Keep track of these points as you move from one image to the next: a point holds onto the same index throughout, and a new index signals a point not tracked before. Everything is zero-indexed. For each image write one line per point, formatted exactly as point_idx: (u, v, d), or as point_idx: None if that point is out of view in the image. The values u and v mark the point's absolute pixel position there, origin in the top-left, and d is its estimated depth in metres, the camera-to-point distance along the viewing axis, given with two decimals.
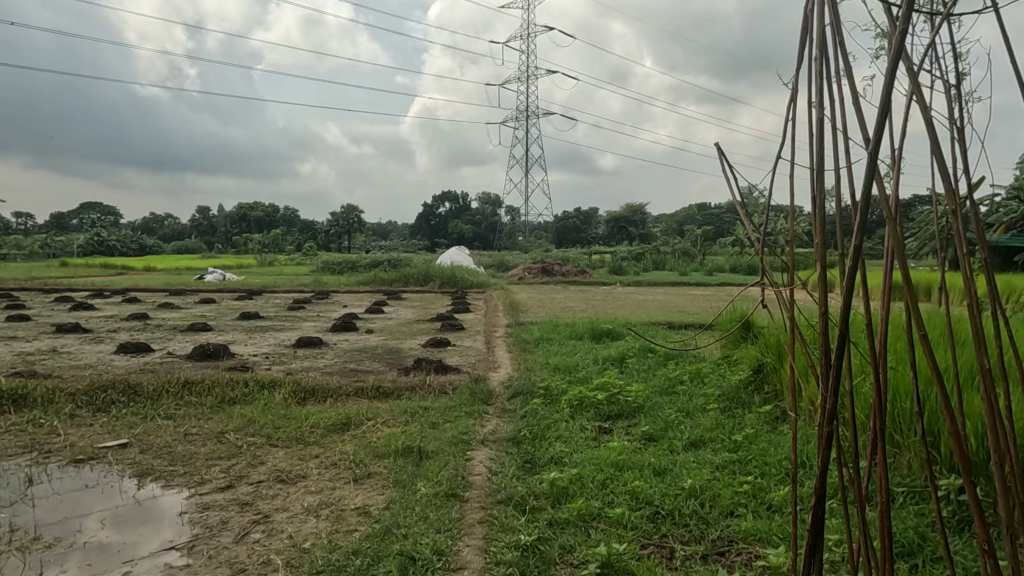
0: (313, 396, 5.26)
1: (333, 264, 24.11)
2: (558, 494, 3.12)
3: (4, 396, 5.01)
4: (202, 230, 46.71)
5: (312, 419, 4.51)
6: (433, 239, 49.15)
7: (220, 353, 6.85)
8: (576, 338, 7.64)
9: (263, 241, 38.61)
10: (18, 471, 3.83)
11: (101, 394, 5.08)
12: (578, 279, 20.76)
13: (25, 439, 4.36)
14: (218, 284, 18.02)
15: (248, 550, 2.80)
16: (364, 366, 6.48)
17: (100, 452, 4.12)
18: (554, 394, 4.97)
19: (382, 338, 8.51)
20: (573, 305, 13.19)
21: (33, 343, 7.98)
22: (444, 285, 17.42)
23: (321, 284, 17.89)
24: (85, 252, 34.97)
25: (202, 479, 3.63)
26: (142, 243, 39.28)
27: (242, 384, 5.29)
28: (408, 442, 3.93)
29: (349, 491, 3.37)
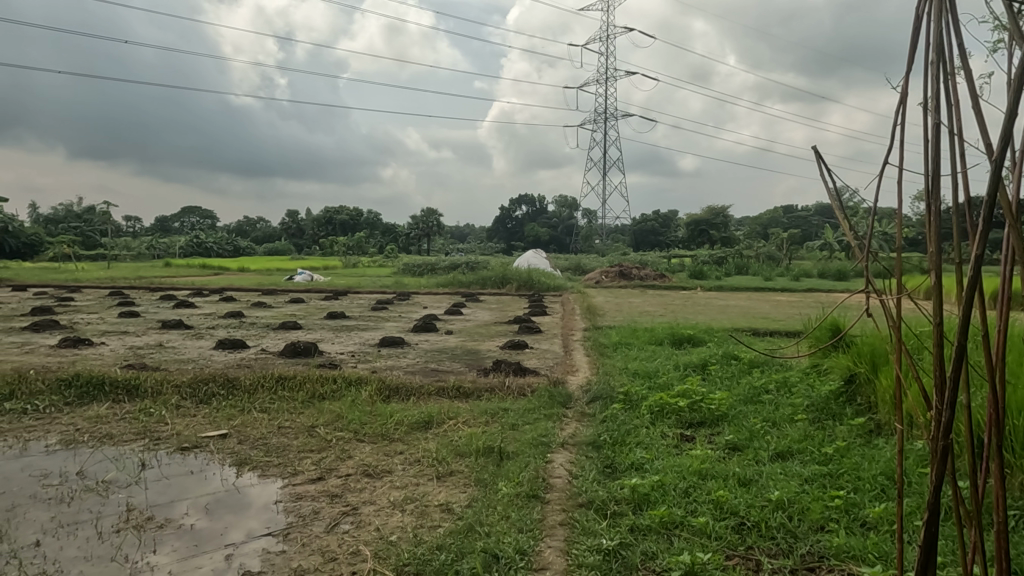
0: (396, 394, 5.43)
1: (413, 267, 24.74)
2: (640, 500, 3.10)
3: (119, 386, 5.44)
4: (291, 232, 49.06)
5: (397, 417, 4.66)
6: (510, 242, 49.53)
7: (309, 350, 7.16)
8: (655, 343, 7.53)
9: (347, 245, 40.05)
10: (132, 456, 4.15)
11: (204, 387, 5.42)
12: (656, 283, 20.41)
13: (138, 426, 4.72)
14: (307, 284, 18.88)
15: (338, 540, 2.93)
16: (444, 366, 6.62)
17: (203, 441, 4.41)
18: (634, 400, 4.92)
19: (460, 339, 8.65)
20: (652, 309, 12.99)
21: (143, 338, 8.60)
22: (520, 287, 17.55)
23: (402, 286, 18.40)
24: (185, 252, 37.48)
25: (295, 471, 3.82)
26: (236, 245, 41.62)
27: (331, 381, 5.53)
28: (488, 442, 4.01)
29: (432, 488, 3.47)
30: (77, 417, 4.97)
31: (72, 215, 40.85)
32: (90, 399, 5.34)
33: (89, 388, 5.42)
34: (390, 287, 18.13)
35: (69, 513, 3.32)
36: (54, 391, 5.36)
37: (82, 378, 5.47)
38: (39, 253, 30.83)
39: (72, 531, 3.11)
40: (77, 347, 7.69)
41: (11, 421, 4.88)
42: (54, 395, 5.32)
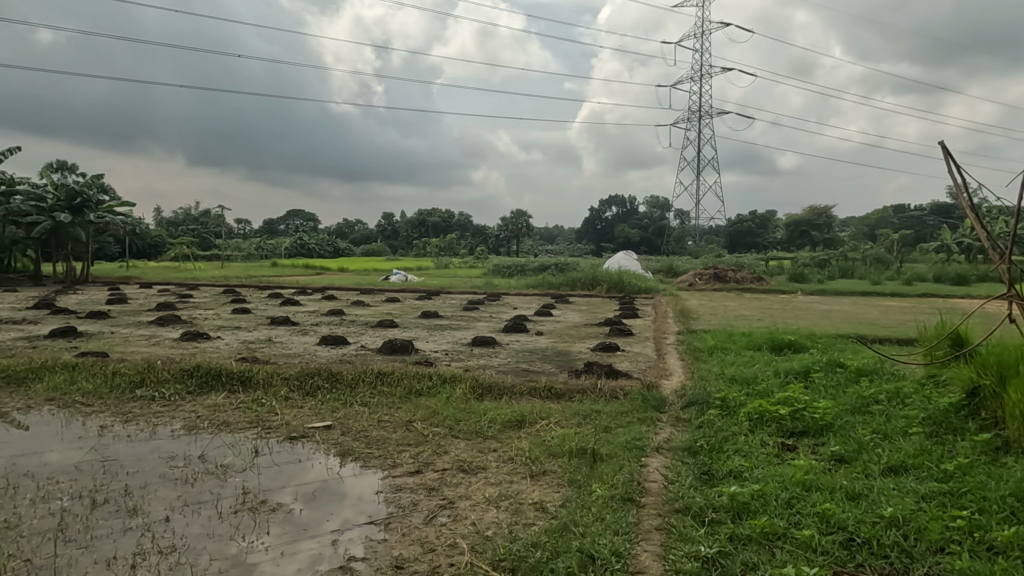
0: (490, 392, 5.53)
1: (504, 268, 25.07)
2: (739, 509, 3.00)
3: (235, 377, 5.86)
4: (387, 234, 50.88)
5: (491, 415, 4.75)
6: (599, 243, 49.16)
7: (406, 348, 7.41)
8: (753, 349, 7.25)
9: (439, 245, 41.06)
10: (247, 443, 4.45)
11: (309, 380, 5.74)
12: (752, 286, 19.67)
13: (252, 415, 5.06)
14: (402, 284, 19.56)
15: (436, 532, 3.03)
16: (536, 367, 6.67)
17: (309, 431, 4.67)
18: (732, 406, 4.77)
19: (552, 340, 8.69)
20: (748, 313, 12.53)
21: (255, 333, 9.18)
22: (611, 289, 17.39)
23: (493, 287, 18.69)
24: (290, 252, 39.67)
25: (395, 463, 3.98)
26: (336, 246, 43.61)
27: (427, 378, 5.71)
28: (581, 444, 4.00)
29: (526, 486, 3.51)
30: (198, 405, 5.38)
31: (192, 218, 44.16)
32: (209, 388, 5.77)
33: (208, 378, 5.85)
34: (481, 288, 18.43)
35: (193, 493, 3.61)
36: (178, 380, 5.83)
37: (203, 369, 5.91)
38: (162, 252, 33.51)
39: (196, 509, 3.38)
40: (197, 340, 8.32)
41: (142, 406, 5.34)
42: (178, 383, 5.78)
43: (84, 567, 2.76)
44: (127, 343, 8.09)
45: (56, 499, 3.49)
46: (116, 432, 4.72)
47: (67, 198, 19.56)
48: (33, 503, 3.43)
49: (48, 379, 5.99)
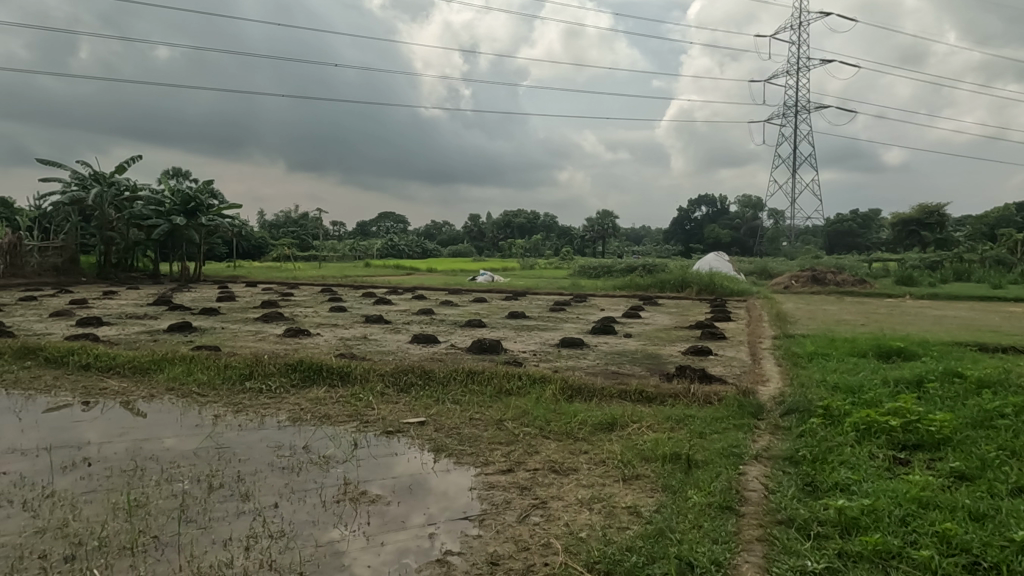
0: (579, 393, 5.51)
1: (590, 269, 24.94)
2: (848, 524, 2.85)
3: (334, 371, 6.13)
4: (474, 235, 51.80)
5: (581, 416, 4.73)
6: (688, 244, 48.02)
7: (495, 348, 7.50)
8: (858, 356, 6.85)
9: (525, 246, 41.35)
10: (347, 436, 4.64)
11: (404, 376, 5.92)
12: (854, 289, 18.64)
13: (351, 409, 5.28)
14: (488, 284, 19.84)
15: (530, 531, 3.06)
16: (625, 370, 6.59)
17: (404, 426, 4.81)
18: (835, 415, 4.52)
19: (640, 342, 8.57)
20: (851, 318, 11.89)
21: (351, 331, 9.57)
22: (701, 291, 16.95)
23: (579, 287, 18.64)
24: (381, 253, 41.13)
25: (487, 461, 4.04)
26: (425, 247, 44.79)
27: (517, 377, 5.77)
28: (675, 449, 3.92)
29: (619, 489, 3.48)
30: (300, 397, 5.67)
31: (291, 221, 46.59)
32: (311, 382, 6.07)
33: (310, 372, 6.15)
34: (568, 289, 18.43)
35: (298, 481, 3.80)
36: (282, 373, 6.16)
37: (305, 364, 6.22)
38: (265, 253, 35.53)
39: (301, 497, 3.56)
40: (298, 336, 8.76)
41: (250, 398, 5.68)
42: (282, 376, 6.11)
43: (203, 546, 2.96)
44: (236, 338, 8.63)
45: (178, 481, 3.77)
46: (228, 421, 5.04)
47: (182, 202, 21.07)
48: (159, 484, 3.72)
49: (168, 370, 6.48)
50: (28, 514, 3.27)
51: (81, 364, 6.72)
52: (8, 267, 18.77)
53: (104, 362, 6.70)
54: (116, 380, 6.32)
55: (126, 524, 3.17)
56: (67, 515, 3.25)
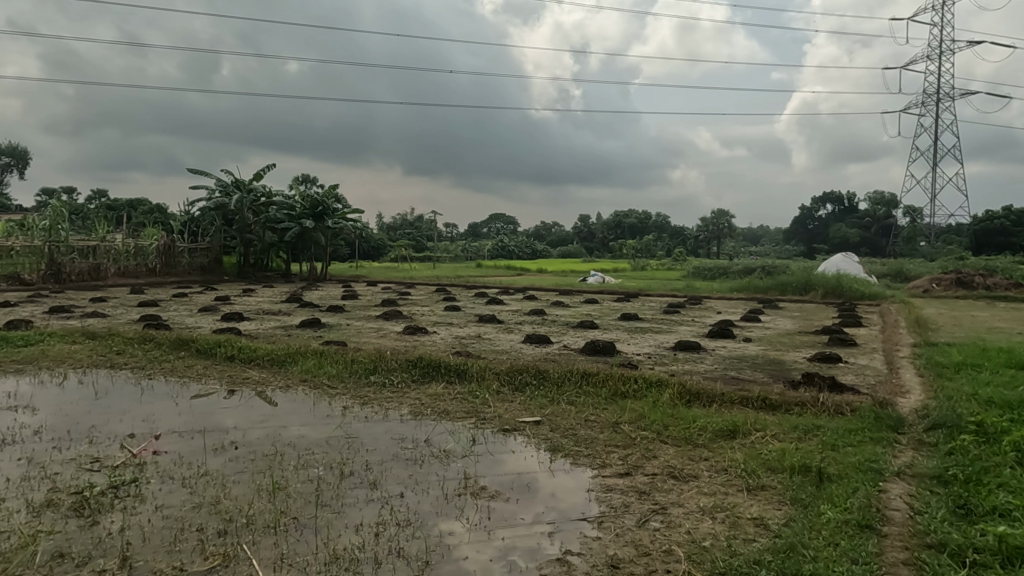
0: (698, 399, 5.35)
1: (705, 271, 24.14)
2: (1010, 552, 2.58)
3: (452, 368, 6.32)
4: (584, 236, 51.66)
5: (701, 422, 4.59)
6: (811, 244, 45.31)
7: (608, 350, 7.44)
8: (1016, 368, 6.18)
9: (636, 247, 40.73)
10: (465, 431, 4.78)
11: (518, 376, 6.01)
12: (1009, 293, 16.81)
13: (468, 406, 5.43)
14: (600, 285, 19.72)
15: (650, 536, 3.01)
16: (746, 375, 6.32)
17: (520, 425, 4.89)
18: (991, 432, 4.10)
19: (761, 348, 8.19)
20: (1005, 325, 10.72)
21: (466, 330, 9.82)
22: (827, 295, 15.95)
23: (693, 289, 18.11)
24: (492, 253, 41.99)
25: (604, 463, 4.02)
26: (535, 248, 45.22)
27: (632, 380, 5.69)
28: (804, 460, 3.72)
29: (744, 500, 3.35)
30: (421, 393, 5.90)
31: (408, 223, 48.63)
32: (430, 378, 6.31)
33: (429, 369, 6.38)
34: (682, 291, 17.94)
35: (422, 473, 3.96)
36: (404, 368, 6.43)
37: (424, 360, 6.46)
38: (384, 254, 37.29)
39: (425, 489, 3.70)
40: (417, 334, 9.12)
41: (374, 391, 5.98)
42: (403, 371, 6.38)
43: (338, 529, 3.15)
44: (360, 334, 9.11)
45: (313, 466, 4.04)
46: (356, 412, 5.34)
47: (311, 206, 22.49)
48: (297, 469, 4.00)
49: (301, 362, 6.94)
50: (187, 490, 3.61)
51: (226, 355, 7.35)
52: (163, 267, 20.85)
53: (245, 354, 7.29)
54: (256, 371, 6.87)
55: (270, 504, 3.43)
56: (219, 493, 3.58)
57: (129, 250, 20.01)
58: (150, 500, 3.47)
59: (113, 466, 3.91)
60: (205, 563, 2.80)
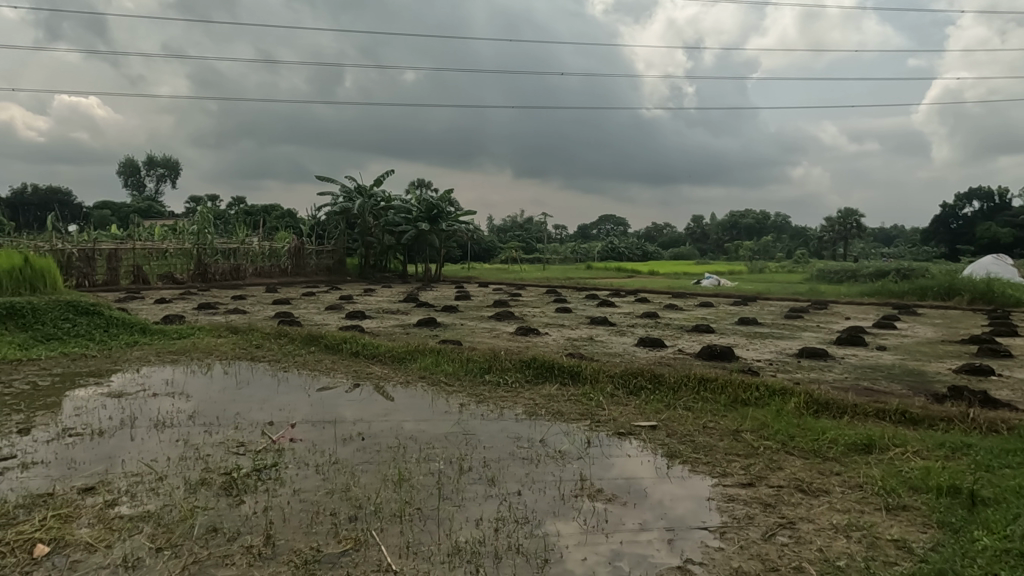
0: (827, 409, 5.04)
1: (831, 274, 22.67)
2: None
3: (565, 370, 6.35)
4: (697, 237, 50.09)
5: (831, 434, 4.33)
6: (954, 245, 41.33)
7: (726, 355, 7.17)
8: None
9: (753, 249, 38.94)
10: (580, 433, 4.79)
11: (633, 379, 5.93)
12: None
13: (582, 408, 5.42)
14: (715, 289, 19.04)
15: (778, 550, 2.88)
16: (882, 386, 5.89)
17: (636, 429, 4.83)
18: None
19: (898, 357, 7.58)
20: None
21: (578, 331, 9.81)
22: (974, 301, 14.49)
23: (818, 294, 17.06)
24: (602, 256, 41.69)
25: (725, 472, 3.89)
26: (645, 250, 44.42)
27: (754, 387, 5.46)
28: (953, 481, 3.41)
29: (882, 519, 3.12)
30: (535, 393, 5.97)
31: (518, 225, 49.29)
32: (544, 378, 6.36)
33: (542, 369, 6.44)
34: (806, 295, 16.95)
35: (539, 472, 4.00)
36: (518, 368, 6.53)
37: (538, 361, 6.53)
38: (494, 256, 38.03)
39: (542, 488, 3.74)
40: (530, 335, 9.23)
41: (490, 390, 6.12)
42: (518, 371, 6.48)
43: (459, 522, 3.25)
44: (475, 334, 9.35)
45: (434, 460, 4.19)
46: (472, 410, 5.48)
47: (426, 210, 23.31)
48: (419, 462, 4.17)
49: (420, 360, 7.22)
50: (320, 476, 3.87)
51: (352, 351, 7.78)
52: (293, 267, 22.41)
53: (368, 351, 7.68)
54: (379, 367, 7.22)
55: (395, 494, 3.60)
56: (349, 481, 3.80)
57: (264, 252, 21.64)
58: (288, 484, 3.74)
59: (256, 451, 4.26)
60: (339, 545, 2.98)
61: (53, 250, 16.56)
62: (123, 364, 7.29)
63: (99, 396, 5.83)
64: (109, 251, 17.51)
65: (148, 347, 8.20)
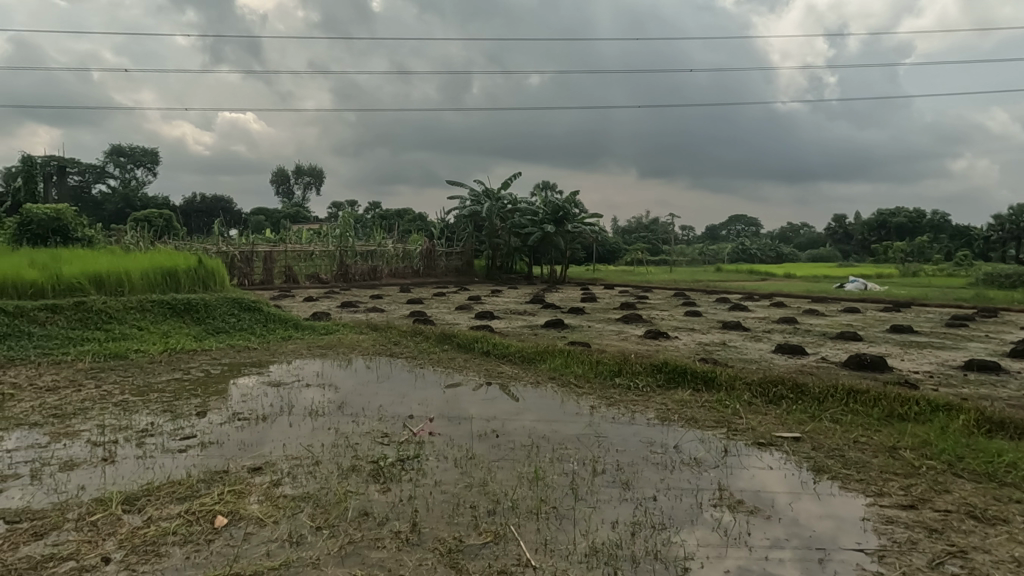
0: (1002, 429, 4.53)
1: (1002, 278, 20.25)
2: None
3: (699, 376, 6.17)
4: (839, 237, 46.68)
5: (1009, 457, 3.88)
6: None
7: (878, 365, 6.62)
8: None
9: (906, 250, 35.61)
10: (717, 441, 4.63)
11: (773, 388, 5.64)
12: None
13: (718, 416, 5.23)
14: (861, 293, 17.64)
15: None
16: None
17: (777, 440, 4.59)
18: None
19: None
20: None
21: (709, 336, 9.46)
22: None
23: (986, 300, 15.30)
24: (732, 258, 39.96)
25: (881, 491, 3.61)
26: (781, 252, 42.01)
27: (912, 402, 5.01)
28: None
29: None
30: (667, 398, 5.84)
31: (643, 227, 48.37)
32: (675, 383, 6.21)
33: (675, 374, 6.28)
34: (972, 301, 15.25)
35: (674, 479, 3.91)
36: (648, 373, 6.42)
37: (669, 365, 6.39)
38: (619, 257, 37.58)
39: (679, 495, 3.66)
40: (659, 338, 9.04)
41: (620, 393, 6.06)
42: (649, 375, 6.38)
43: (596, 523, 3.26)
44: (603, 336, 9.30)
45: (568, 461, 4.22)
46: (603, 413, 5.47)
47: (552, 211, 23.47)
48: (552, 461, 4.21)
49: (549, 360, 7.30)
50: (459, 470, 4.02)
51: (483, 350, 8.01)
52: (425, 269, 23.44)
53: (499, 350, 7.87)
54: (510, 366, 7.38)
55: (531, 492, 3.67)
56: (486, 476, 3.92)
57: (398, 254, 22.79)
58: (430, 475, 3.92)
59: (399, 442, 4.51)
60: (480, 538, 3.09)
61: (219, 253, 18.48)
62: (279, 356, 7.98)
63: (261, 385, 6.42)
64: (265, 253, 19.25)
65: (300, 341, 8.92)
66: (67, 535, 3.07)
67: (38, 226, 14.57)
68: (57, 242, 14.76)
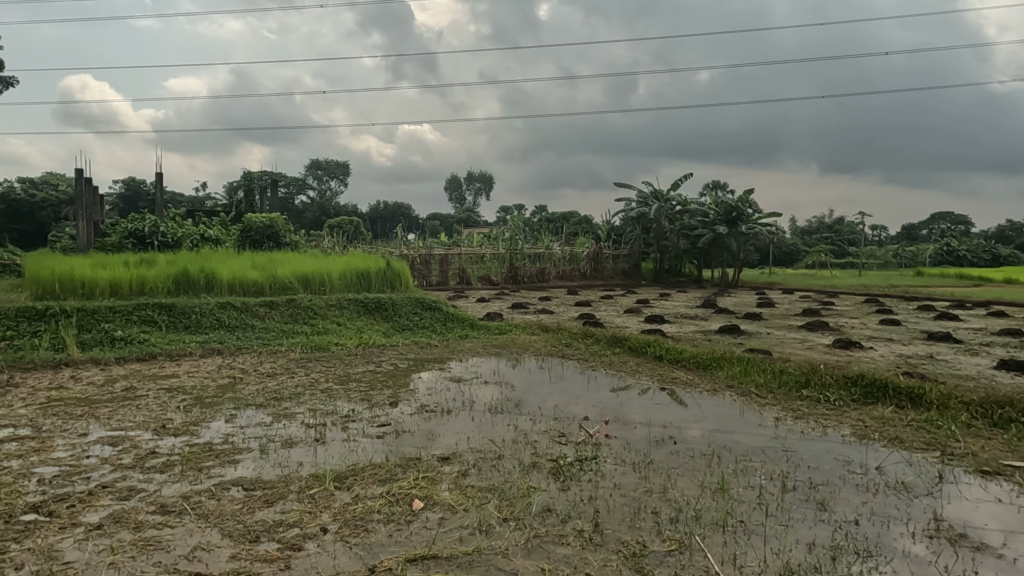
0: None
1: None
2: None
3: (903, 393, 5.56)
4: None
5: None
6: None
7: None
8: None
9: None
10: (929, 465, 4.14)
11: (999, 411, 4.94)
12: None
13: (927, 437, 4.69)
14: None
15: None
16: None
17: (1006, 469, 4.01)
18: None
19: None
20: None
21: (912, 348, 8.48)
22: None
23: None
24: (935, 261, 35.53)
25: None
26: (997, 253, 36.58)
27: None
28: None
29: None
30: (864, 414, 5.34)
31: (827, 227, 44.57)
32: (874, 399, 5.65)
33: (873, 389, 5.72)
34: None
35: (879, 503, 3.56)
36: (841, 386, 5.90)
37: (867, 379, 5.83)
38: (797, 261, 35.01)
39: (885, 522, 3.32)
40: (851, 348, 8.27)
41: (808, 406, 5.64)
42: (841, 389, 5.87)
43: (790, 543, 3.07)
44: (785, 344, 8.71)
45: (754, 474, 4.01)
46: (790, 425, 5.12)
47: (724, 212, 22.44)
48: (737, 473, 4.02)
49: (727, 368, 6.98)
50: (638, 474, 3.98)
51: (655, 354, 7.86)
52: (591, 271, 23.50)
53: (672, 355, 7.67)
54: (684, 372, 7.17)
55: (715, 503, 3.53)
56: (666, 483, 3.84)
57: (566, 257, 23.09)
58: (609, 477, 3.92)
59: (576, 442, 4.56)
60: (663, 545, 3.03)
61: (402, 256, 19.95)
62: (458, 353, 8.44)
63: (443, 379, 6.84)
64: (441, 256, 20.47)
65: (476, 339, 9.35)
66: (291, 504, 3.48)
67: (256, 232, 16.73)
68: (270, 246, 16.82)
